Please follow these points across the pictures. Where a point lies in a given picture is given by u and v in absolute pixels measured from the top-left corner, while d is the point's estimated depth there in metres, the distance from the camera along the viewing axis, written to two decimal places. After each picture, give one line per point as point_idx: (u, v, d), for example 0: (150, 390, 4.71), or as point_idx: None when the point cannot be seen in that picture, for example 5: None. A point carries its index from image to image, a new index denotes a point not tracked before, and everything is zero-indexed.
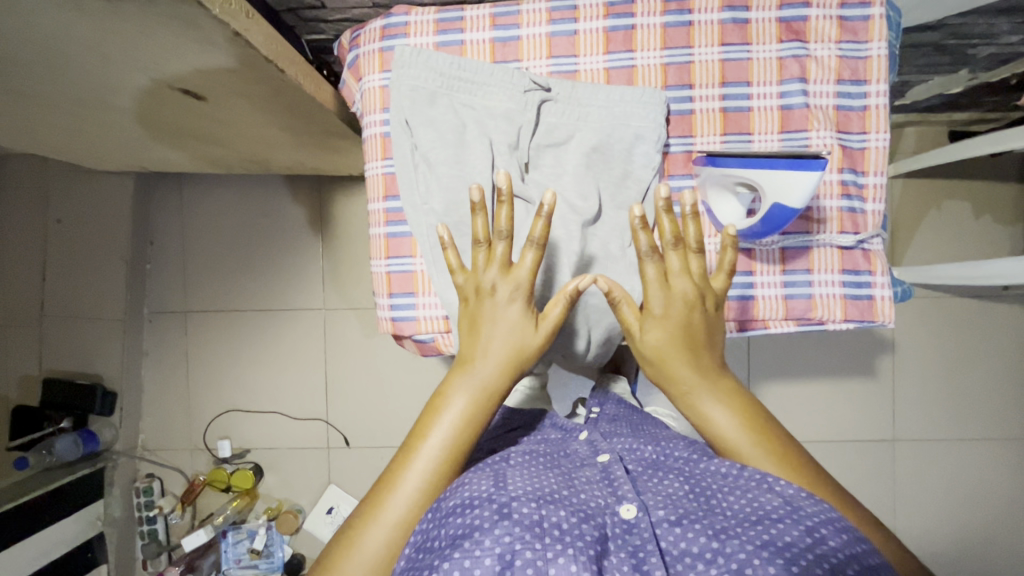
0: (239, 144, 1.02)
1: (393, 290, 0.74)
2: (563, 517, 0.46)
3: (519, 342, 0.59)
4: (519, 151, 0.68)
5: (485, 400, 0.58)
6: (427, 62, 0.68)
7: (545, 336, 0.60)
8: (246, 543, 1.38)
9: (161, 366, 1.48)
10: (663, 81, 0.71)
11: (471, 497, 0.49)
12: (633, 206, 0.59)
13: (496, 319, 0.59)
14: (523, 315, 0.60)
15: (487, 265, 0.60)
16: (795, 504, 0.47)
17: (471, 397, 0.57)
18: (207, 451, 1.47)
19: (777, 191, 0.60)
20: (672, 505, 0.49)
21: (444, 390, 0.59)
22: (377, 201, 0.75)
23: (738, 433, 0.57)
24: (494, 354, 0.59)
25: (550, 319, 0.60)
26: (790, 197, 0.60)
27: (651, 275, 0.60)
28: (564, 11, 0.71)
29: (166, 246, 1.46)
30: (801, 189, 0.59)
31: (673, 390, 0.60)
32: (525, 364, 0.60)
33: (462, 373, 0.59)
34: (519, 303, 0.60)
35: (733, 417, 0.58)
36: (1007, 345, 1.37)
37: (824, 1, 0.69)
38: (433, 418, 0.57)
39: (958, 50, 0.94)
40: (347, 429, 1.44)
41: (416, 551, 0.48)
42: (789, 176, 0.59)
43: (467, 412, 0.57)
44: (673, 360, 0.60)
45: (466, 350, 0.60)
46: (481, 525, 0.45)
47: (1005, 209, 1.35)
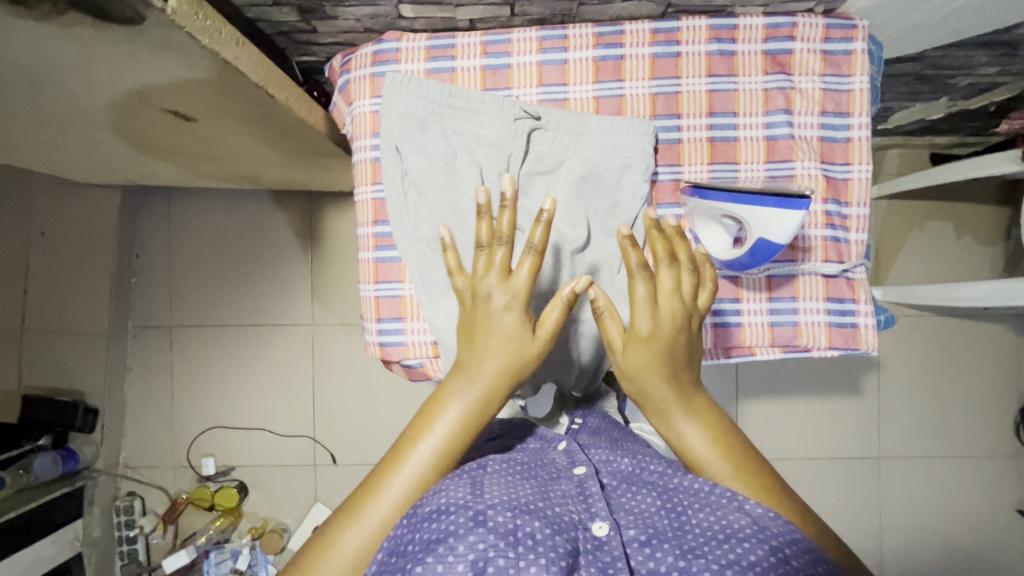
0: (229, 160, 1.02)
1: (381, 315, 0.72)
2: (537, 527, 0.46)
3: (517, 351, 0.58)
4: (510, 178, 0.68)
5: (480, 410, 0.58)
6: (418, 88, 0.68)
7: (542, 344, 0.59)
8: (229, 563, 1.36)
9: (146, 382, 1.46)
10: (652, 111, 0.72)
11: (448, 502, 0.48)
12: (622, 227, 0.58)
13: (491, 328, 0.58)
14: (520, 325, 0.59)
15: (488, 269, 0.59)
16: (762, 523, 0.47)
17: (466, 405, 0.57)
18: (191, 468, 1.45)
19: (764, 224, 0.61)
20: (643, 524, 0.49)
21: (438, 398, 0.58)
22: (366, 225, 0.73)
23: (711, 451, 0.57)
24: (491, 362, 0.58)
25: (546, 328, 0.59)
26: (776, 231, 0.61)
27: (640, 295, 0.59)
28: (554, 40, 0.72)
29: (153, 260, 1.45)
30: (783, 224, 0.61)
31: (649, 408, 0.60)
32: (521, 375, 0.59)
33: (458, 382, 0.58)
34: (515, 312, 0.58)
35: (705, 435, 0.58)
36: (986, 363, 1.41)
37: (809, 35, 0.70)
38: (426, 423, 0.57)
39: (938, 79, 0.96)
40: (334, 447, 1.44)
41: (389, 555, 0.47)
42: (773, 213, 0.60)
43: (460, 421, 0.57)
44: (651, 377, 0.59)
45: (464, 362, 0.59)
46: (454, 531, 0.45)
47: (984, 230, 1.39)
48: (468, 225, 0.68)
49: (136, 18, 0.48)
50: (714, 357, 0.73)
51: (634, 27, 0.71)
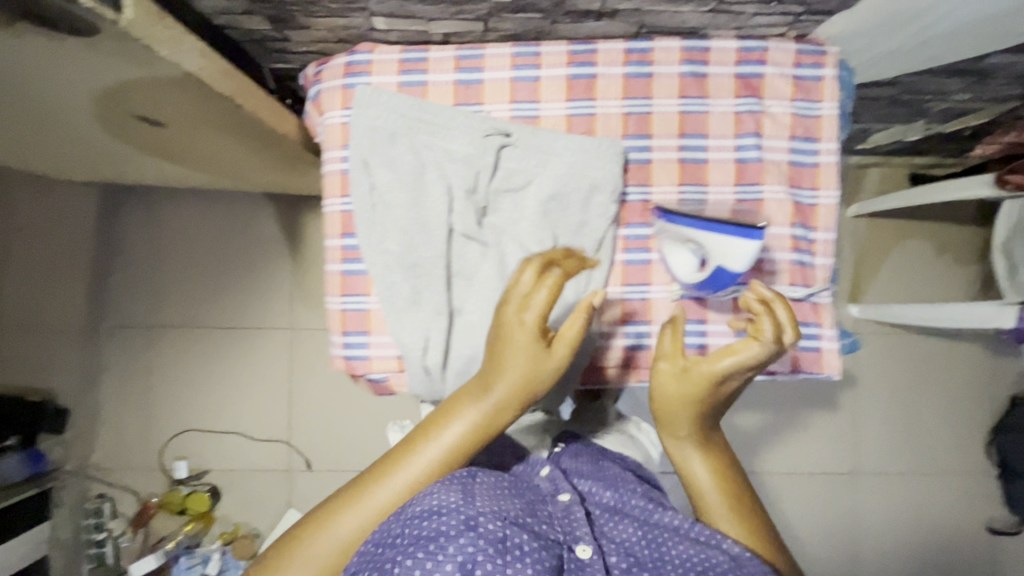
0: (204, 162, 1.00)
1: (346, 329, 0.72)
2: (525, 539, 0.47)
3: (535, 370, 0.57)
4: (478, 194, 0.68)
5: (492, 420, 0.58)
6: (390, 101, 0.68)
7: (557, 358, 0.58)
8: (198, 568, 1.35)
9: (121, 382, 1.43)
10: (623, 130, 0.72)
11: (438, 504, 0.49)
12: (762, 285, 0.60)
13: (511, 343, 0.57)
14: (533, 344, 0.57)
15: (534, 290, 0.57)
16: (740, 561, 0.51)
17: (480, 412, 0.58)
18: (163, 471, 1.42)
19: (724, 250, 0.63)
20: (624, 552, 0.51)
21: (456, 401, 0.60)
22: (333, 237, 0.72)
23: (710, 486, 0.63)
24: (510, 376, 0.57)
25: (563, 342, 0.58)
26: (735, 258, 0.63)
27: (744, 355, 0.59)
28: (527, 57, 0.72)
29: (131, 258, 1.42)
30: (741, 253, 0.62)
31: (667, 435, 0.65)
32: (536, 389, 0.58)
33: (478, 391, 0.58)
34: (529, 333, 0.56)
35: (708, 470, 0.64)
36: (960, 381, 1.43)
37: (780, 60, 0.71)
38: (440, 423, 0.58)
39: (914, 104, 0.97)
40: (309, 452, 1.43)
41: (376, 545, 0.48)
42: (733, 242, 0.62)
43: (471, 427, 0.58)
44: (681, 414, 0.62)
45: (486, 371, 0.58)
46: (445, 532, 0.46)
47: (960, 251, 1.40)
48: (435, 240, 0.67)
49: (90, 29, 0.47)
50: None
51: (607, 46, 0.71)
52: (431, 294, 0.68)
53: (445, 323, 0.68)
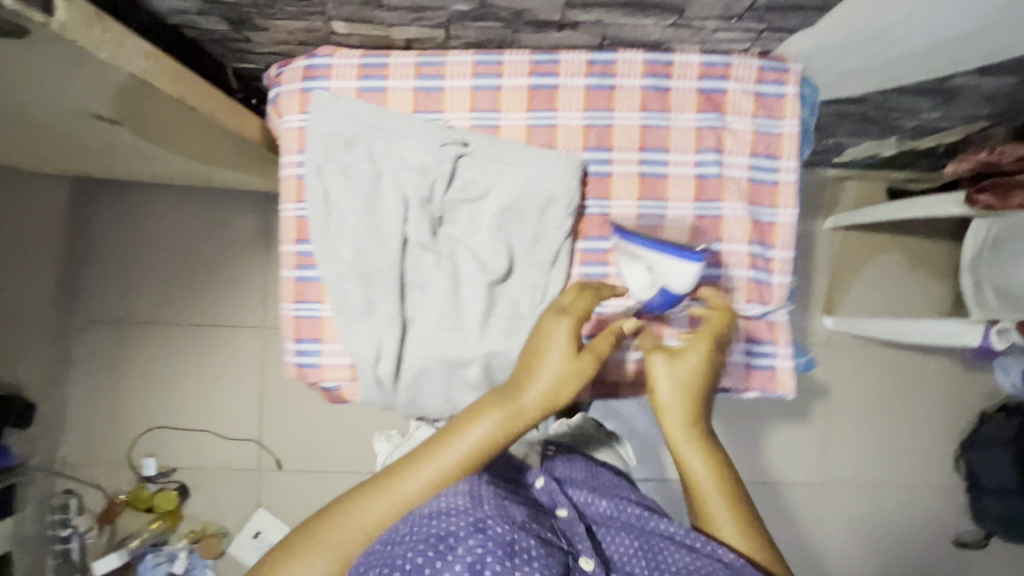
0: (172, 160, 0.99)
1: (299, 335, 0.71)
2: (532, 544, 0.48)
3: (570, 371, 0.58)
4: (433, 204, 0.67)
5: (516, 423, 0.56)
6: (347, 108, 0.67)
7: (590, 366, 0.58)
8: (165, 566, 1.36)
9: (91, 377, 1.41)
10: (584, 142, 0.71)
11: (447, 505, 0.50)
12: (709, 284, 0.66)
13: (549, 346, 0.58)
14: (567, 349, 0.58)
15: (572, 302, 0.61)
16: (736, 568, 0.52)
17: (505, 415, 0.56)
18: (131, 467, 1.41)
19: (664, 272, 0.63)
20: (625, 566, 0.52)
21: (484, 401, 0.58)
22: (288, 243, 0.71)
23: (711, 483, 0.60)
24: (545, 376, 0.57)
25: (596, 354, 0.59)
26: (674, 281, 0.63)
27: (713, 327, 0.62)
28: (489, 65, 0.71)
29: (102, 252, 1.40)
30: (679, 275, 0.63)
31: (671, 423, 0.61)
32: (563, 396, 0.58)
33: (506, 393, 0.57)
34: (564, 335, 0.58)
35: (710, 466, 0.60)
36: (931, 395, 1.44)
37: (742, 76, 0.70)
38: (466, 422, 0.56)
39: (885, 121, 0.97)
40: (280, 452, 1.42)
41: (386, 543, 0.49)
42: (673, 264, 0.62)
43: (496, 429, 0.56)
44: (676, 400, 0.61)
45: (520, 372, 0.58)
46: (455, 533, 0.47)
47: (935, 265, 1.41)
48: (388, 249, 0.67)
49: (18, 32, 0.46)
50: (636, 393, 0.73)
51: (570, 57, 0.71)
52: (383, 303, 0.67)
53: (398, 333, 0.67)
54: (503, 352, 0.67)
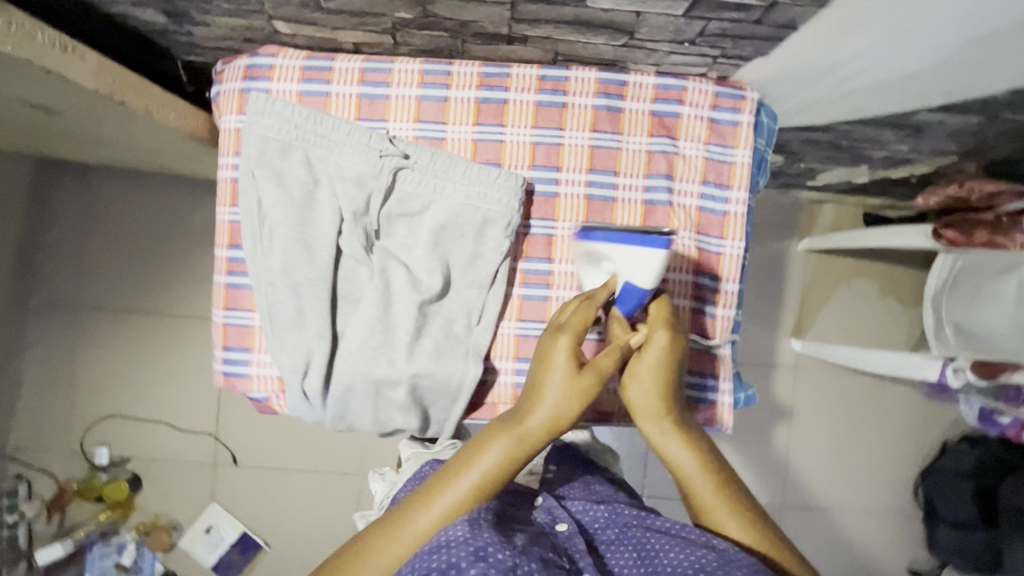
0: (126, 149, 0.96)
1: (227, 344, 0.69)
2: (534, 568, 0.46)
3: (575, 393, 0.55)
4: (368, 217, 0.65)
5: (523, 451, 0.55)
6: (282, 111, 0.64)
7: (587, 386, 0.55)
8: (114, 557, 1.34)
9: (45, 361, 1.38)
10: (531, 160, 0.69)
11: (448, 537, 0.48)
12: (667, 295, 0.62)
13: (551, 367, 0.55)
14: (567, 364, 0.55)
15: (570, 319, 0.57)
16: (727, 558, 0.49)
17: (507, 447, 0.55)
18: (82, 456, 1.38)
19: (624, 265, 0.60)
20: None
21: (487, 434, 0.56)
22: (221, 247, 0.69)
23: (701, 477, 0.57)
24: (549, 399, 0.55)
25: (600, 372, 0.55)
26: (634, 274, 0.59)
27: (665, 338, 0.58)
28: (437, 75, 0.68)
29: (63, 235, 1.37)
30: (643, 263, 0.59)
31: (648, 427, 0.59)
32: (567, 421, 0.56)
33: (511, 425, 0.56)
34: (565, 352, 0.55)
35: (696, 460, 0.58)
36: (894, 422, 1.43)
37: (697, 101, 0.68)
38: (472, 454, 0.55)
39: (853, 149, 0.95)
40: (236, 447, 1.40)
41: None
42: (637, 252, 0.59)
43: (503, 460, 0.55)
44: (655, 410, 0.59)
45: (523, 397, 0.57)
46: (458, 563, 0.45)
47: (907, 293, 1.40)
48: (319, 261, 0.65)
49: None
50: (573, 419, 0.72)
51: (521, 71, 0.68)
52: (314, 316, 0.65)
53: (327, 347, 0.65)
54: (432, 373, 0.66)
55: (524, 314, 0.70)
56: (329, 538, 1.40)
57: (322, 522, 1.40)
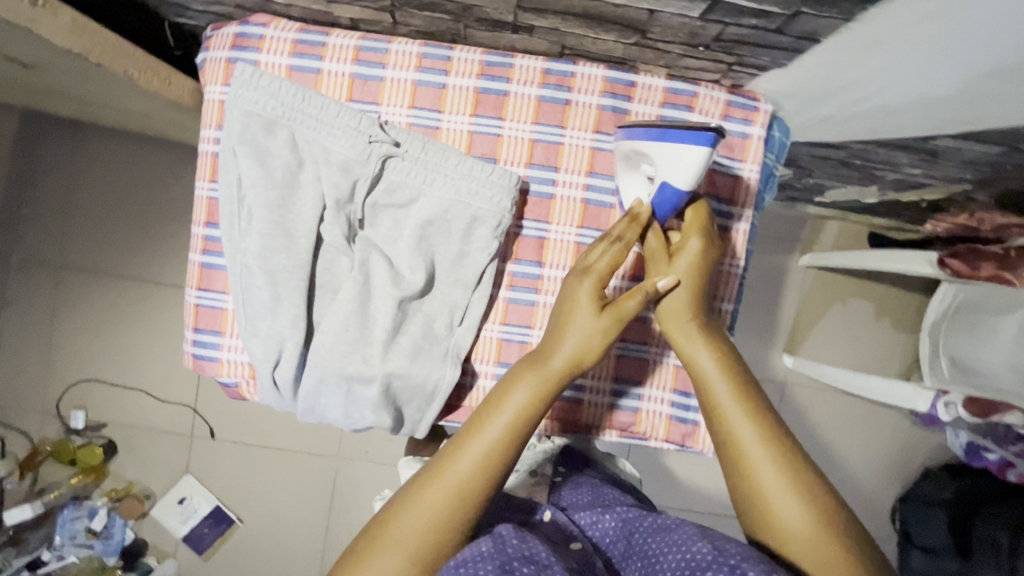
0: (112, 110, 0.92)
1: (198, 325, 0.66)
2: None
3: (597, 329, 0.55)
4: (353, 206, 0.62)
5: (550, 391, 0.54)
6: (269, 86, 0.60)
7: (611, 322, 0.55)
8: (84, 521, 1.31)
9: (24, 319, 1.36)
10: (528, 158, 0.66)
11: (471, 553, 0.46)
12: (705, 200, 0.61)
13: (575, 307, 0.56)
14: (590, 297, 0.56)
15: (596, 262, 0.57)
16: (721, 549, 0.46)
17: (533, 388, 0.53)
18: (57, 418, 1.36)
19: (663, 163, 0.56)
20: None
21: (509, 380, 0.54)
22: (198, 224, 0.67)
23: (726, 393, 0.55)
24: (573, 336, 0.55)
25: (622, 313, 0.55)
26: (672, 174, 0.55)
27: (693, 247, 0.59)
28: (435, 60, 0.65)
29: (49, 192, 1.33)
30: (685, 163, 0.54)
31: (676, 333, 0.59)
32: (593, 356, 0.55)
33: (535, 368, 0.54)
34: (587, 290, 0.56)
35: (720, 368, 0.56)
36: (878, 446, 1.42)
37: (707, 108, 0.65)
38: (499, 398, 0.53)
39: (865, 169, 0.92)
40: (213, 421, 1.38)
41: None
42: (678, 152, 0.54)
43: (532, 401, 0.53)
44: (681, 316, 0.59)
45: (547, 337, 0.57)
46: None
47: (904, 317, 1.38)
48: (298, 248, 0.62)
49: None
50: (552, 429, 0.70)
51: (525, 62, 0.65)
52: (288, 304, 0.62)
53: (301, 338, 0.63)
54: (407, 373, 0.64)
55: (508, 318, 0.67)
56: (301, 518, 1.39)
57: (296, 501, 1.39)
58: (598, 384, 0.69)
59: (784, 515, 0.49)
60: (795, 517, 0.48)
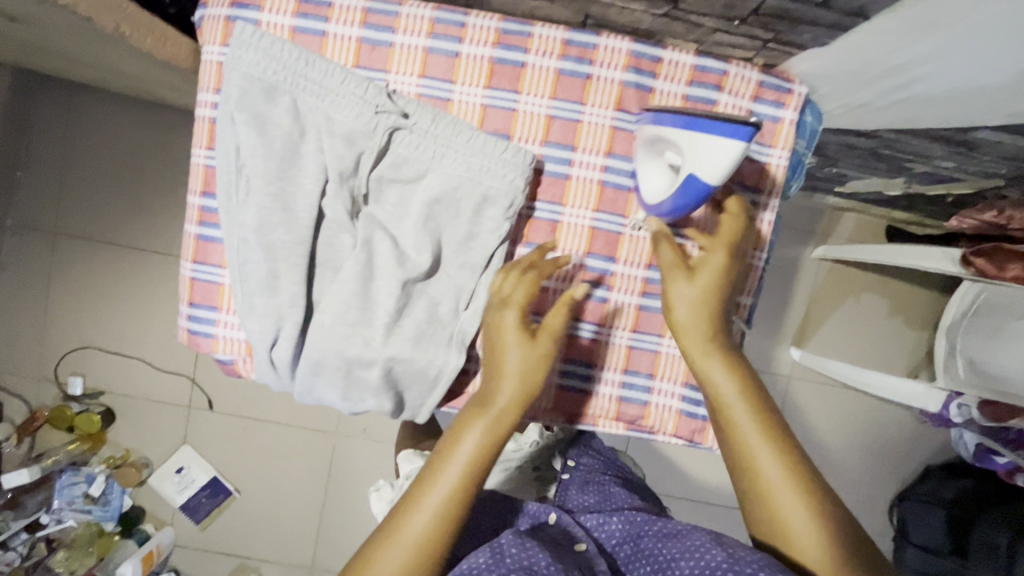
0: (106, 70, 0.88)
1: (193, 300, 0.64)
2: None
3: (535, 360, 0.54)
4: (357, 179, 0.59)
5: (501, 433, 0.53)
6: (270, 48, 0.56)
7: (547, 350, 0.54)
8: (82, 487, 1.29)
9: (19, 284, 1.33)
10: (544, 135, 0.62)
11: (470, 565, 0.48)
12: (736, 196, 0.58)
13: (507, 342, 0.54)
14: (518, 332, 0.54)
15: (513, 292, 0.56)
16: (738, 556, 0.46)
17: (484, 431, 0.52)
18: (54, 384, 1.35)
19: (691, 154, 0.51)
20: None
21: (458, 425, 0.53)
22: (194, 194, 0.63)
23: (742, 412, 0.54)
24: (511, 375, 0.53)
25: (551, 333, 0.55)
26: (700, 166, 0.51)
27: (716, 261, 0.56)
28: (449, 26, 0.60)
29: (43, 154, 1.29)
30: (717, 159, 0.50)
31: (691, 346, 0.56)
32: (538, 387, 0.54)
33: (481, 411, 0.53)
34: (513, 326, 0.55)
35: (737, 387, 0.54)
36: (881, 443, 1.40)
37: (737, 89, 0.61)
38: (450, 447, 0.52)
39: (893, 160, 0.88)
40: (212, 393, 1.37)
41: None
42: (713, 145, 0.49)
43: (483, 445, 0.52)
44: (700, 326, 0.55)
45: (485, 377, 0.55)
46: None
47: (917, 314, 1.35)
48: (298, 224, 0.59)
49: None
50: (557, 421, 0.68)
51: (544, 32, 0.60)
52: (287, 281, 0.59)
53: (300, 317, 0.60)
54: (410, 358, 0.61)
55: None
56: (298, 492, 1.39)
57: (292, 475, 1.38)
58: (606, 376, 0.66)
59: (802, 540, 0.49)
60: (807, 530, 0.49)
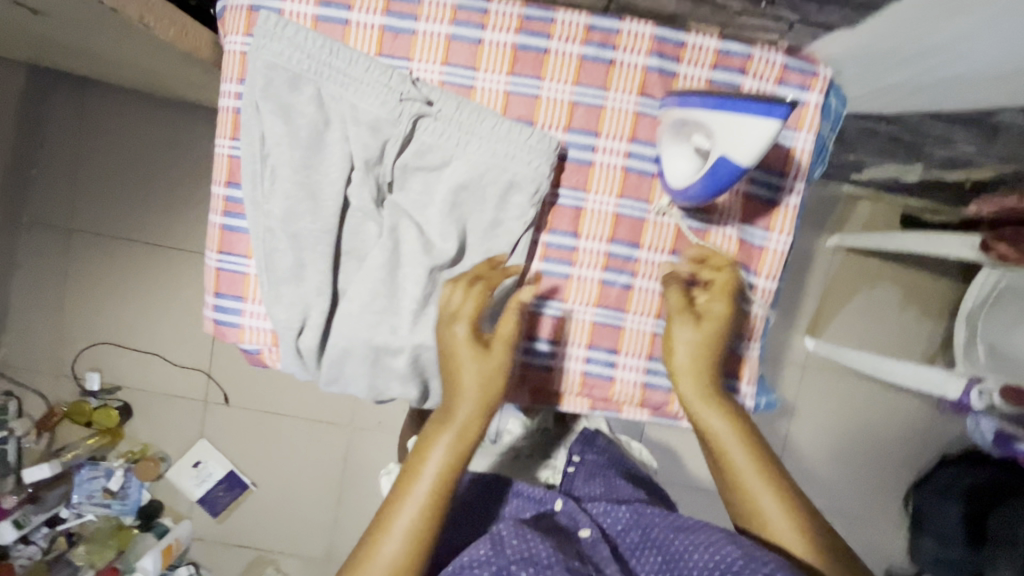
0: (122, 65, 0.89)
1: (219, 290, 0.64)
2: None
3: (490, 371, 0.56)
4: (383, 168, 0.59)
5: (465, 442, 0.55)
6: (295, 36, 0.56)
7: (501, 358, 0.56)
8: (101, 480, 1.32)
9: (36, 281, 1.34)
10: (568, 121, 0.62)
11: (470, 558, 0.49)
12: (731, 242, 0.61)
13: (461, 357, 0.56)
14: (471, 346, 0.56)
15: (460, 306, 0.56)
16: (754, 554, 0.45)
17: (448, 444, 0.54)
18: (72, 379, 1.36)
19: (722, 135, 0.51)
20: None
21: (423, 440, 0.55)
22: (219, 184, 0.64)
23: (737, 448, 0.56)
24: (469, 388, 0.55)
25: (504, 341, 0.57)
26: (733, 147, 0.50)
27: (716, 309, 0.59)
28: (471, 13, 0.60)
29: (57, 151, 1.30)
30: (751, 139, 0.49)
31: (689, 391, 0.59)
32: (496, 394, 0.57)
33: (443, 426, 0.55)
34: (464, 341, 0.56)
35: (731, 428, 0.57)
36: (895, 432, 1.40)
37: (762, 72, 0.61)
38: (417, 463, 0.54)
39: (913, 145, 0.87)
40: (228, 387, 1.38)
41: None
42: (747, 125, 0.49)
43: (448, 458, 0.54)
44: (697, 371, 0.59)
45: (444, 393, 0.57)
46: None
47: (932, 302, 1.34)
48: (324, 213, 0.59)
49: None
50: (581, 408, 0.67)
51: (567, 17, 0.60)
52: (313, 270, 0.60)
53: (326, 306, 0.60)
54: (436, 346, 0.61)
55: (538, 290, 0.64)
56: (314, 485, 1.39)
57: (308, 468, 1.39)
58: (630, 362, 0.66)
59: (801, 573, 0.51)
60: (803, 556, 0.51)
